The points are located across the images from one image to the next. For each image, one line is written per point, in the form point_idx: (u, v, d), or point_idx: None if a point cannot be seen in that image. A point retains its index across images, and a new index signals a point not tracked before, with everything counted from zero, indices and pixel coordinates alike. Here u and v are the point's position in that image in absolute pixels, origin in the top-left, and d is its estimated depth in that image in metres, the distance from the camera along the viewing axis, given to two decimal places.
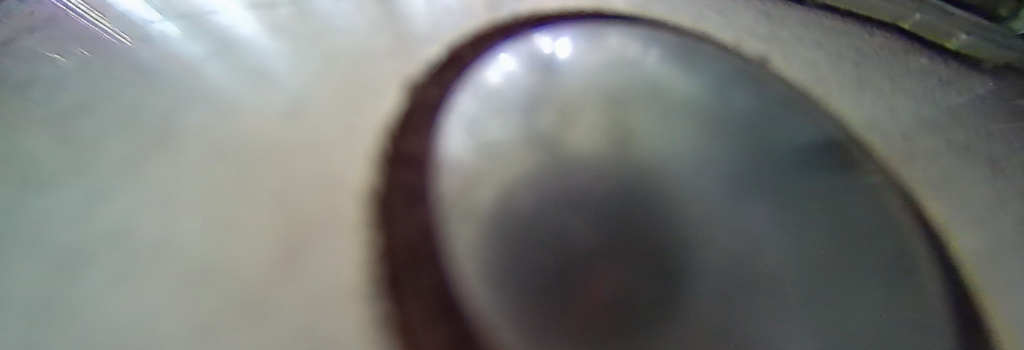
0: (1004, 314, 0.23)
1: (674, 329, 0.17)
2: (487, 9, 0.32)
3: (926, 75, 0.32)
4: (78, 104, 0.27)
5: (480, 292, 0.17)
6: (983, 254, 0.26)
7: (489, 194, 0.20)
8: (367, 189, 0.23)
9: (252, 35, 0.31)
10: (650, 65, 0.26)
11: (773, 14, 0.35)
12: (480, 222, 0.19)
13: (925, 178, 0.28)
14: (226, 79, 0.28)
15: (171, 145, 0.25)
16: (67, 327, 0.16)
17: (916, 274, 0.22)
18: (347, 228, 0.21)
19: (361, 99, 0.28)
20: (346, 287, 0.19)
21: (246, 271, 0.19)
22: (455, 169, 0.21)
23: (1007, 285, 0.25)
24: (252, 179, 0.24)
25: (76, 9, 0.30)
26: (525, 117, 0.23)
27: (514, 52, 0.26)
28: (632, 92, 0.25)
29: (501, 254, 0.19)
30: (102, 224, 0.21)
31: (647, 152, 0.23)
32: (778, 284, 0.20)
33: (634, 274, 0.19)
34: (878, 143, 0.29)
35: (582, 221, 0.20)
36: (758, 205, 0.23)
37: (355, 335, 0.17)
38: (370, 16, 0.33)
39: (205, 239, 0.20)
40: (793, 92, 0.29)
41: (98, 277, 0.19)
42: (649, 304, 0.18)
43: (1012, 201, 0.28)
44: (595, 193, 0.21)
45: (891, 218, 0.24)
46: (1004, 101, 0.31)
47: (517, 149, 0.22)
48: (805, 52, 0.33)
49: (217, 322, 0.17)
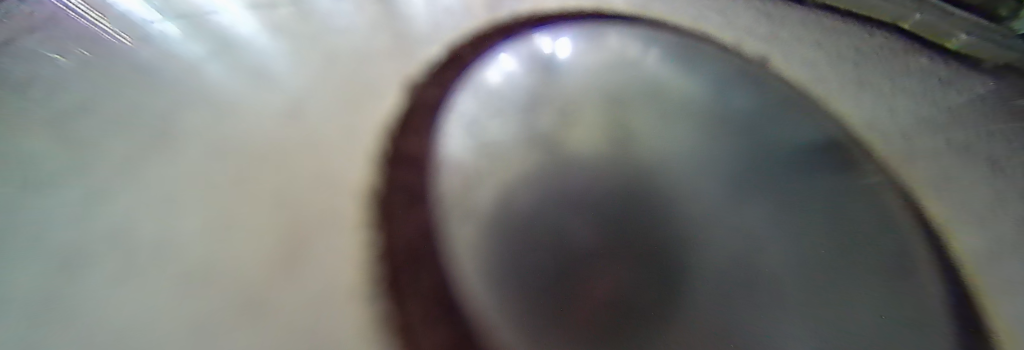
0: (1004, 315, 0.23)
1: (674, 329, 0.17)
2: (487, 9, 0.32)
3: (926, 75, 0.32)
4: (78, 104, 0.27)
5: (480, 292, 0.17)
6: (983, 254, 0.26)
7: (489, 194, 0.21)
8: (367, 189, 0.23)
9: (252, 35, 0.31)
10: (650, 64, 0.26)
11: (773, 14, 0.35)
12: (480, 222, 0.19)
13: (924, 178, 0.28)
14: (226, 80, 0.28)
15: (171, 145, 0.25)
16: (67, 327, 0.16)
17: (915, 274, 0.22)
18: (347, 228, 0.21)
19: (361, 99, 0.28)
20: (346, 287, 0.19)
21: (246, 271, 0.19)
22: (455, 169, 0.21)
23: (1007, 286, 0.25)
24: (252, 179, 0.24)
25: (76, 9, 0.30)
26: (525, 117, 0.23)
27: (514, 52, 0.26)
28: (632, 92, 0.25)
29: (501, 254, 0.19)
30: (102, 224, 0.21)
31: (647, 152, 0.23)
32: (778, 284, 0.20)
33: (634, 274, 0.18)
34: (878, 143, 0.29)
35: (582, 221, 0.20)
36: (758, 205, 0.23)
37: (355, 335, 0.17)
38: (370, 16, 0.33)
39: (205, 239, 0.20)
40: (793, 92, 0.29)
41: (98, 277, 0.19)
42: (649, 304, 0.18)
43: (1013, 201, 0.28)
44: (595, 192, 0.21)
45: (891, 217, 0.24)
46: (1005, 101, 0.31)
47: (517, 149, 0.22)
48: (805, 52, 0.33)
49: (217, 322, 0.17)
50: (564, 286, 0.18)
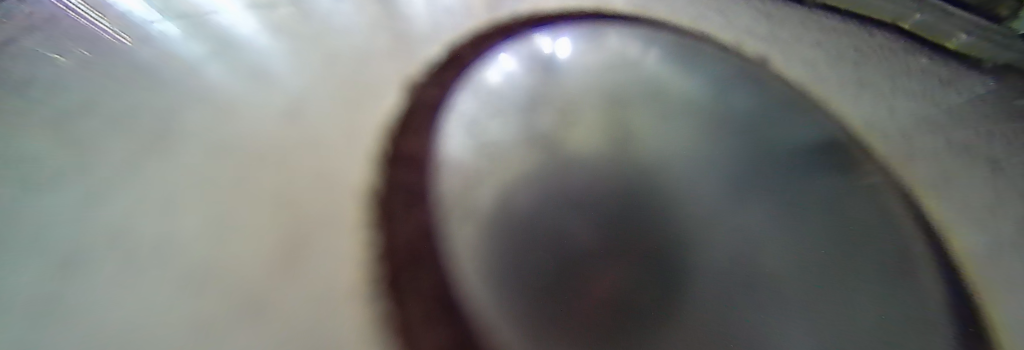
0: (1000, 312, 0.23)
1: (675, 330, 0.18)
2: (487, 9, 0.32)
3: (928, 75, 0.32)
4: (75, 105, 0.26)
5: (480, 291, 0.17)
6: (982, 252, 0.26)
7: (489, 194, 0.20)
8: (367, 189, 0.23)
9: (252, 35, 0.31)
10: (650, 64, 0.26)
11: (773, 15, 0.35)
12: (480, 222, 0.19)
13: (924, 178, 0.28)
14: (227, 80, 0.28)
15: (169, 144, 0.25)
16: (71, 327, 0.17)
17: (916, 274, 0.22)
18: (347, 228, 0.21)
19: (362, 99, 0.28)
20: (347, 287, 0.19)
21: (247, 271, 0.19)
22: (455, 168, 0.21)
23: (1005, 286, 0.25)
24: (252, 179, 0.24)
25: (76, 9, 0.30)
26: (525, 117, 0.23)
27: (514, 52, 0.26)
28: (633, 91, 0.25)
29: (501, 253, 0.19)
30: (103, 223, 0.21)
31: (647, 153, 0.23)
32: (779, 284, 0.20)
33: (632, 275, 0.19)
34: (879, 143, 0.29)
35: (582, 222, 0.20)
36: (757, 205, 0.23)
37: (355, 335, 0.17)
38: (370, 16, 0.33)
39: (205, 239, 0.20)
40: (793, 93, 0.29)
41: (98, 276, 0.19)
42: (647, 304, 0.18)
43: (1009, 202, 0.28)
44: (596, 192, 0.21)
45: (891, 217, 0.24)
46: (1005, 100, 0.31)
47: (518, 148, 0.22)
48: (805, 51, 0.33)
49: (218, 322, 0.17)
50: (564, 286, 0.18)
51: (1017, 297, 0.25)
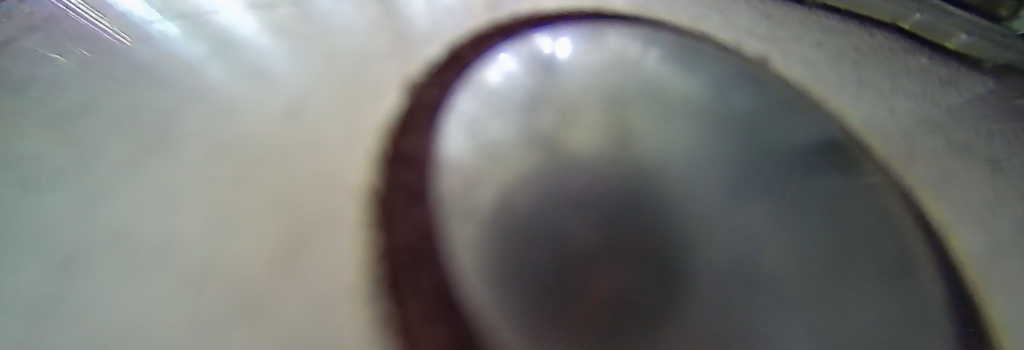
0: (1000, 312, 0.23)
1: (673, 330, 0.18)
2: (488, 9, 0.32)
3: (927, 74, 0.32)
4: (75, 105, 0.26)
5: (479, 291, 0.17)
6: (982, 252, 0.26)
7: (489, 193, 0.20)
8: (367, 189, 0.23)
9: (252, 35, 0.31)
10: (650, 64, 0.26)
11: (773, 15, 0.35)
12: (480, 222, 0.19)
13: (925, 178, 0.28)
14: (227, 79, 0.28)
15: (169, 144, 0.25)
16: (71, 327, 0.17)
17: (916, 274, 0.22)
18: (347, 228, 0.21)
19: (362, 99, 0.28)
20: (347, 288, 0.19)
21: (247, 271, 0.19)
22: (455, 168, 0.21)
23: (1005, 286, 0.25)
24: (252, 179, 0.24)
25: (76, 9, 0.30)
26: (525, 116, 0.23)
27: (514, 52, 0.26)
28: (634, 91, 0.25)
29: (501, 253, 0.18)
30: (103, 223, 0.21)
31: (647, 153, 0.23)
32: (778, 284, 0.20)
33: (631, 275, 0.19)
34: (879, 143, 0.29)
35: (583, 222, 0.19)
36: (757, 204, 0.22)
37: (355, 335, 0.17)
38: (370, 16, 0.33)
39: (205, 239, 0.20)
40: (794, 93, 0.29)
41: (98, 276, 0.19)
42: (645, 304, 0.18)
43: (1009, 202, 0.28)
44: (596, 192, 0.21)
45: (891, 218, 0.24)
46: (1005, 100, 0.31)
47: (518, 147, 0.22)
48: (806, 51, 0.33)
49: (218, 322, 0.17)
50: (564, 286, 0.18)
51: (1016, 297, 0.25)
